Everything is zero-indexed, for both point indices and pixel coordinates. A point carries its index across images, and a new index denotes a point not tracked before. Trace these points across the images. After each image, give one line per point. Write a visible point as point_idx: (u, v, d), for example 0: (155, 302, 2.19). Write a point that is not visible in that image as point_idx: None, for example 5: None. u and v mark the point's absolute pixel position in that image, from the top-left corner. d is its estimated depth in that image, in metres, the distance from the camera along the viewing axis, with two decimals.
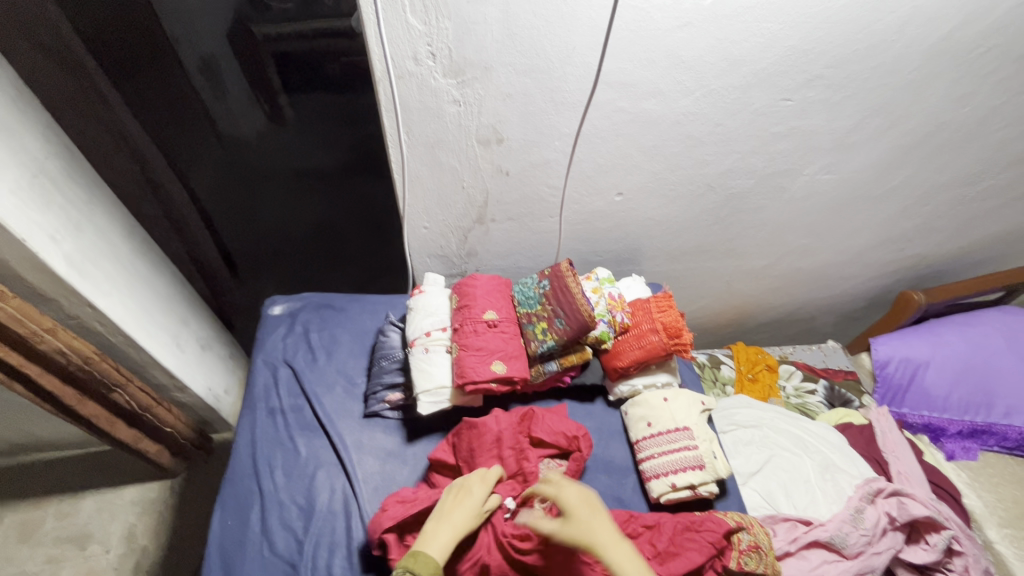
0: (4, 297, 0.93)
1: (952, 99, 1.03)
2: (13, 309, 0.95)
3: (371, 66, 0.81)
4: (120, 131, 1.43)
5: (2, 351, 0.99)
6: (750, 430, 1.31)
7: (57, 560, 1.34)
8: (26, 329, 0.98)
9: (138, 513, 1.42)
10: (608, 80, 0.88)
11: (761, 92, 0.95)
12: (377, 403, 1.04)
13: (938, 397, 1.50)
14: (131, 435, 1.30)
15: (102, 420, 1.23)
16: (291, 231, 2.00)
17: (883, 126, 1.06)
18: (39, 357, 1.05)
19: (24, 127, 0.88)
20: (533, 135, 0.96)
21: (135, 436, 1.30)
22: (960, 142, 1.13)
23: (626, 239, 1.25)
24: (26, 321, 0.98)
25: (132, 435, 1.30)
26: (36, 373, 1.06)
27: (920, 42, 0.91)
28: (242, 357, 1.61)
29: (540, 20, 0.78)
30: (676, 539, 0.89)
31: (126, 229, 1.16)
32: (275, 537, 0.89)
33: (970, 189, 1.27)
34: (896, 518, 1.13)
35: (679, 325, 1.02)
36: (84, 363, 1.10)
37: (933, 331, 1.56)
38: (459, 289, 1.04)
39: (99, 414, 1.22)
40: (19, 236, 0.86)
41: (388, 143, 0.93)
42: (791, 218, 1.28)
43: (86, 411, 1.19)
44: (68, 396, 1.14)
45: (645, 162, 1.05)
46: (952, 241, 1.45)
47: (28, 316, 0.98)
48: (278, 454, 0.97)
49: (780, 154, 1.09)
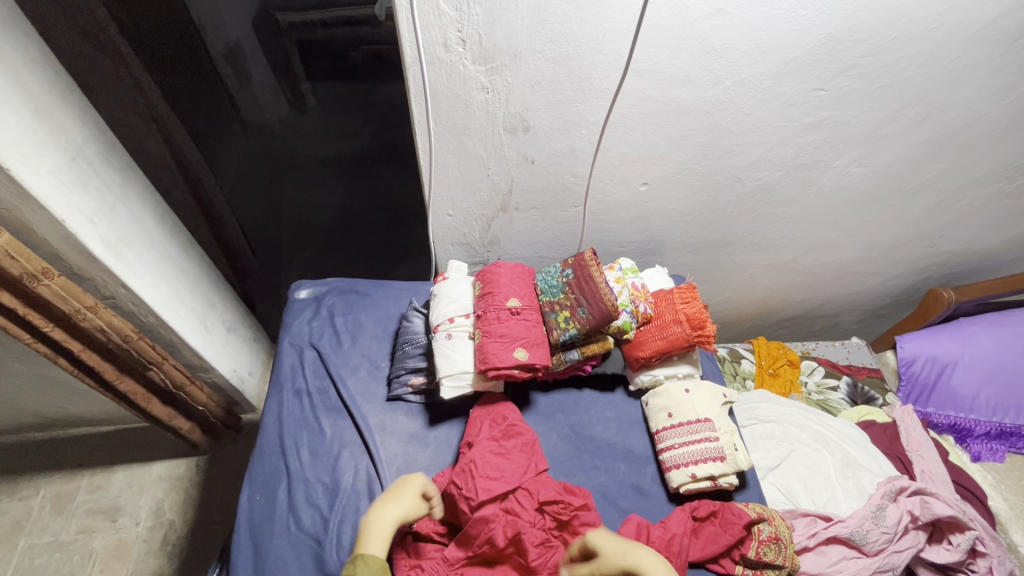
0: (49, 275, 0.95)
1: (992, 90, 0.99)
2: (57, 286, 0.97)
3: (402, 52, 0.82)
4: (150, 114, 1.46)
5: (46, 326, 1.03)
6: (770, 424, 1.31)
7: (90, 530, 1.39)
8: (69, 306, 1.01)
9: (166, 489, 1.47)
10: (637, 68, 0.87)
11: (793, 81, 0.93)
12: (400, 386, 1.06)
13: (966, 398, 1.46)
14: (166, 412, 1.34)
15: (138, 396, 1.27)
16: (314, 218, 2.03)
17: (919, 117, 1.03)
18: (80, 332, 1.08)
19: (62, 111, 0.90)
20: (560, 123, 0.95)
21: (170, 414, 1.35)
22: (998, 136, 1.10)
23: (648, 230, 1.24)
24: (69, 300, 1.00)
25: (165, 412, 1.34)
26: (77, 349, 1.10)
27: (962, 30, 0.88)
28: (266, 341, 1.64)
29: (571, 7, 0.78)
30: (711, 525, 0.92)
31: (158, 212, 1.18)
32: (300, 513, 0.91)
33: (1006, 185, 1.23)
34: (918, 517, 1.12)
35: (703, 316, 1.01)
36: (123, 341, 1.14)
37: (962, 330, 1.52)
38: (482, 277, 1.05)
39: (137, 391, 1.26)
40: (59, 216, 0.89)
41: (416, 131, 0.94)
42: (818, 211, 1.25)
43: (122, 386, 1.23)
44: (106, 370, 1.18)
45: (672, 152, 1.04)
46: (987, 238, 1.41)
47: (70, 294, 1.00)
48: (304, 434, 1.00)
49: (809, 146, 1.07)
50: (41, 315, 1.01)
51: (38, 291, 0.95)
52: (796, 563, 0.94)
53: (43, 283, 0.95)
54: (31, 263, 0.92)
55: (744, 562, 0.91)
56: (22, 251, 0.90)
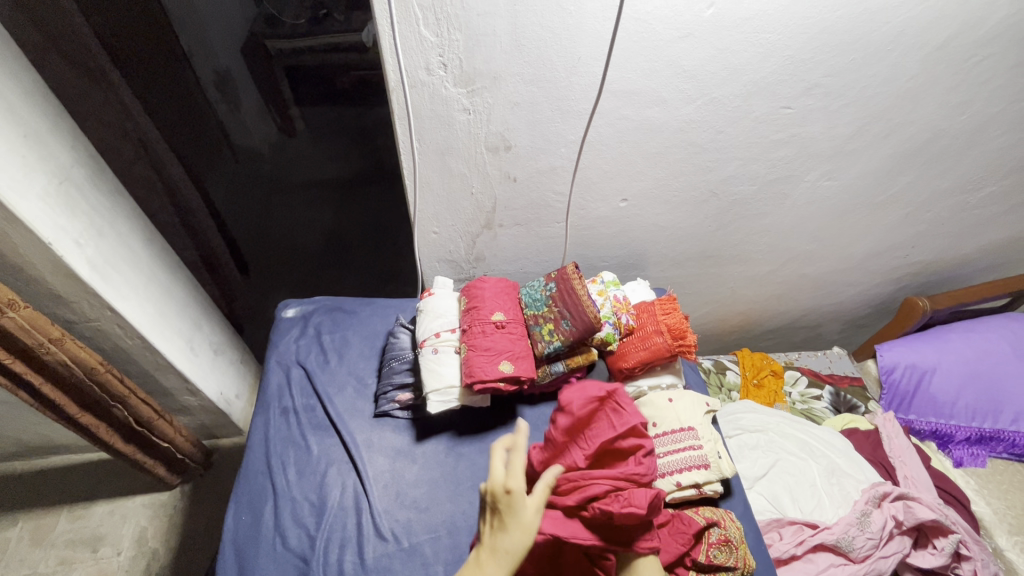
0: (15, 306, 0.96)
1: (947, 107, 1.05)
2: (22, 318, 0.98)
3: (386, 76, 0.85)
4: (139, 138, 1.44)
5: (8, 360, 1.02)
6: (755, 434, 1.33)
7: (70, 562, 1.36)
8: (32, 339, 1.01)
9: (149, 516, 1.44)
10: (612, 89, 0.92)
11: (761, 100, 0.98)
12: (387, 402, 1.06)
13: (945, 404, 1.49)
14: (129, 449, 1.31)
15: (100, 433, 1.24)
16: (302, 240, 2.05)
17: (882, 133, 1.08)
18: (43, 367, 1.08)
19: (52, 137, 0.92)
20: (540, 142, 0.99)
21: (132, 450, 1.31)
22: (959, 149, 1.15)
23: (630, 244, 1.27)
24: (34, 332, 1.01)
25: (128, 449, 1.31)
26: (38, 381, 1.09)
27: (915, 51, 0.93)
28: (252, 362, 1.63)
29: (547, 32, 0.82)
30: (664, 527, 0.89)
31: (146, 233, 1.19)
32: (287, 532, 0.90)
33: (972, 196, 1.29)
34: (902, 522, 1.14)
35: (683, 327, 1.05)
36: (89, 373, 1.13)
37: (939, 337, 1.55)
38: (468, 291, 1.07)
39: (99, 426, 1.24)
40: (47, 239, 0.90)
41: (401, 151, 0.97)
42: (793, 224, 1.30)
43: (83, 420, 1.20)
44: (70, 406, 1.17)
45: (649, 168, 1.08)
46: (956, 247, 1.46)
47: (36, 326, 1.01)
48: (291, 452, 1.00)
49: (781, 161, 1.11)
50: (4, 350, 1.01)
51: (3, 323, 0.96)
52: (750, 565, 0.91)
53: (7, 315, 0.95)
54: None
55: (696, 566, 0.89)
56: None
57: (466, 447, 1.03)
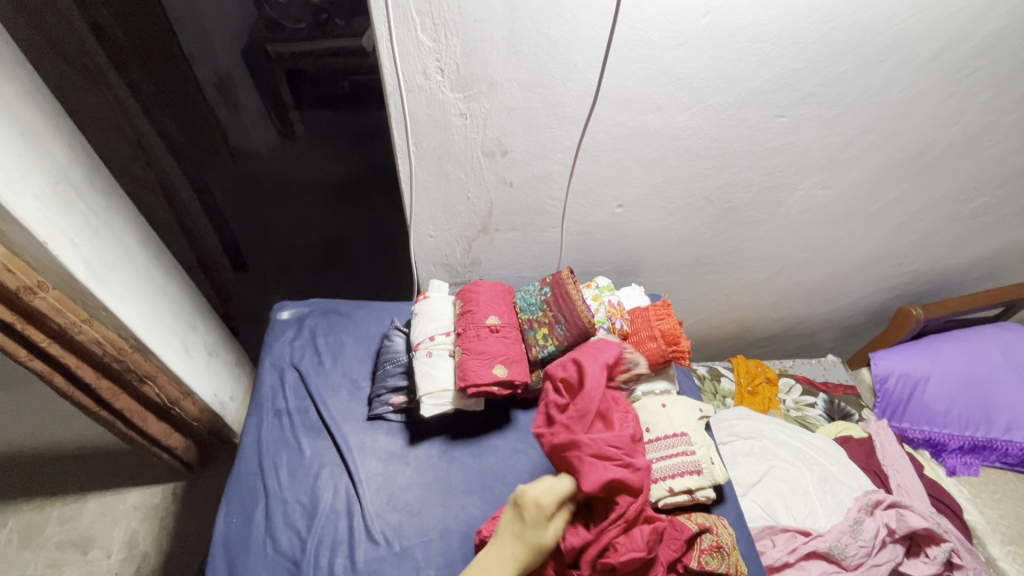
0: (44, 288, 0.97)
1: (939, 117, 1.06)
2: (53, 299, 0.98)
3: (383, 80, 0.86)
4: (138, 140, 1.45)
5: (44, 341, 1.03)
6: (750, 441, 1.32)
7: (58, 564, 1.34)
8: (65, 319, 1.01)
9: (140, 519, 1.43)
10: (608, 95, 0.92)
11: (755, 108, 0.99)
12: (381, 405, 1.06)
13: (938, 412, 1.50)
14: (160, 429, 1.35)
15: (133, 414, 1.27)
16: (299, 243, 2.05)
17: (875, 143, 1.09)
18: (75, 348, 1.08)
19: (49, 138, 0.92)
20: (536, 148, 1.00)
21: (165, 431, 1.36)
22: (951, 160, 1.16)
23: (625, 251, 1.27)
24: (66, 312, 1.01)
25: (161, 429, 1.35)
26: (74, 363, 1.10)
27: (908, 62, 0.94)
28: (247, 364, 1.63)
29: (543, 39, 0.83)
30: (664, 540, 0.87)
31: (142, 234, 1.19)
32: (278, 534, 0.90)
33: (964, 206, 1.30)
34: (895, 530, 1.14)
35: (677, 332, 1.04)
36: (118, 355, 1.14)
37: (932, 346, 1.56)
38: (463, 295, 1.07)
39: (132, 406, 1.26)
40: (41, 238, 0.90)
41: (398, 154, 0.97)
42: (788, 232, 1.31)
43: (119, 405, 1.23)
44: (103, 388, 1.18)
45: (644, 175, 1.09)
46: (949, 256, 1.47)
47: (65, 306, 1.01)
48: (283, 454, 1.00)
49: (776, 169, 1.12)
50: (39, 331, 1.02)
51: (35, 304, 0.96)
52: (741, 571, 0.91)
53: (38, 296, 0.96)
54: (28, 276, 0.93)
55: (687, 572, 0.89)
56: (17, 264, 0.91)
57: (459, 451, 1.03)
